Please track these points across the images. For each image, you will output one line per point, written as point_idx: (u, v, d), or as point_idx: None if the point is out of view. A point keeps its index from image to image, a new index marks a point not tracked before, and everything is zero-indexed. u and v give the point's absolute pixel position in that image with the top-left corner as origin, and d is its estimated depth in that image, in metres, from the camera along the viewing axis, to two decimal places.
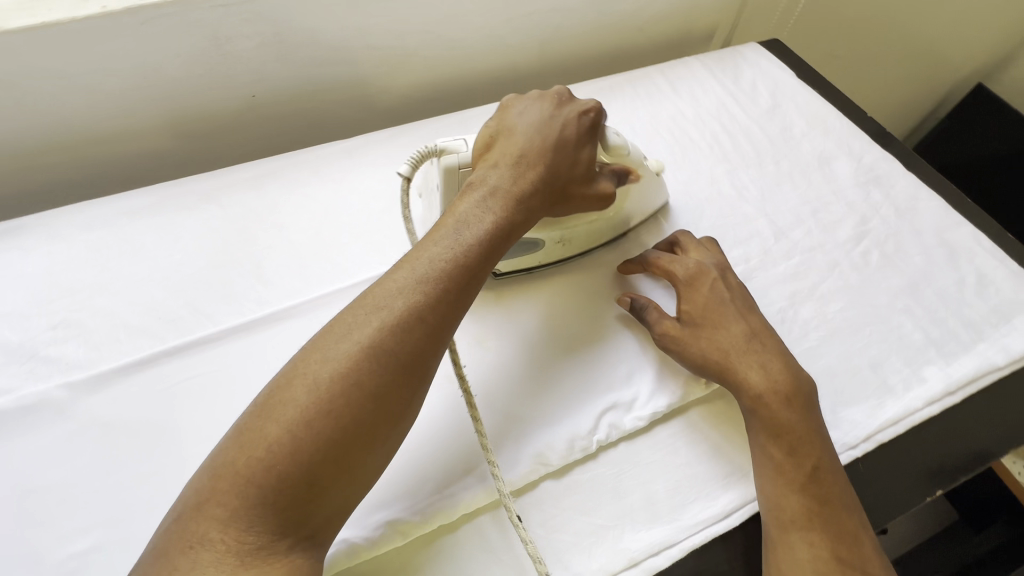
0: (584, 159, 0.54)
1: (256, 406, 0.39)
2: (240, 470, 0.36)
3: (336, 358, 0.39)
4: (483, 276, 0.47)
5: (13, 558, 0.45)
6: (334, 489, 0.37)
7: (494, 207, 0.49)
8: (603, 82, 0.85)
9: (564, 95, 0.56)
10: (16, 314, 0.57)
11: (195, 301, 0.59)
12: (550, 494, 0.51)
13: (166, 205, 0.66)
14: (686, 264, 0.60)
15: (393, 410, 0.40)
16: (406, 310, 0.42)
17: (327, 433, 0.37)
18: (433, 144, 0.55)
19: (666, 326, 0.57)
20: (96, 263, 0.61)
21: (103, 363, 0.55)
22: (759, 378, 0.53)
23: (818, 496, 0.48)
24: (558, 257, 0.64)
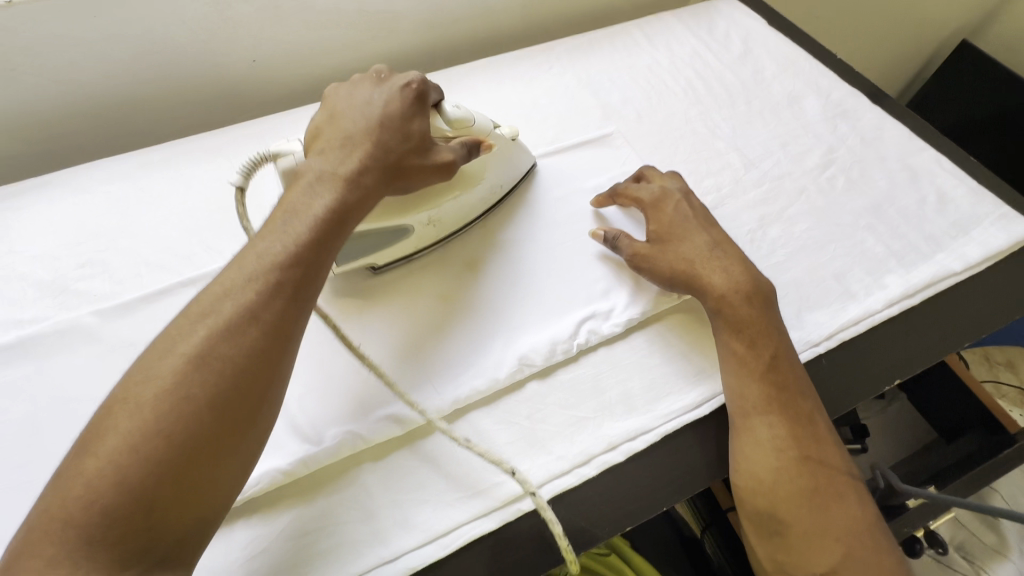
0: (414, 132, 0.54)
1: (77, 444, 0.38)
2: (60, 511, 0.35)
3: (159, 378, 0.39)
4: (319, 266, 0.47)
5: (57, 453, 0.51)
6: (173, 509, 0.37)
7: (325, 191, 0.49)
8: (582, 38, 0.89)
9: (383, 73, 0.58)
10: (47, 255, 0.63)
11: (207, 240, 0.65)
12: (534, 394, 0.55)
13: (177, 159, 0.72)
14: (651, 190, 0.65)
15: (234, 417, 0.40)
16: (231, 312, 0.42)
17: (156, 454, 0.37)
18: (266, 150, 0.54)
19: (637, 247, 0.61)
20: (116, 210, 0.67)
21: (126, 294, 0.61)
22: (721, 281, 0.57)
23: (777, 382, 0.52)
24: (433, 239, 0.64)
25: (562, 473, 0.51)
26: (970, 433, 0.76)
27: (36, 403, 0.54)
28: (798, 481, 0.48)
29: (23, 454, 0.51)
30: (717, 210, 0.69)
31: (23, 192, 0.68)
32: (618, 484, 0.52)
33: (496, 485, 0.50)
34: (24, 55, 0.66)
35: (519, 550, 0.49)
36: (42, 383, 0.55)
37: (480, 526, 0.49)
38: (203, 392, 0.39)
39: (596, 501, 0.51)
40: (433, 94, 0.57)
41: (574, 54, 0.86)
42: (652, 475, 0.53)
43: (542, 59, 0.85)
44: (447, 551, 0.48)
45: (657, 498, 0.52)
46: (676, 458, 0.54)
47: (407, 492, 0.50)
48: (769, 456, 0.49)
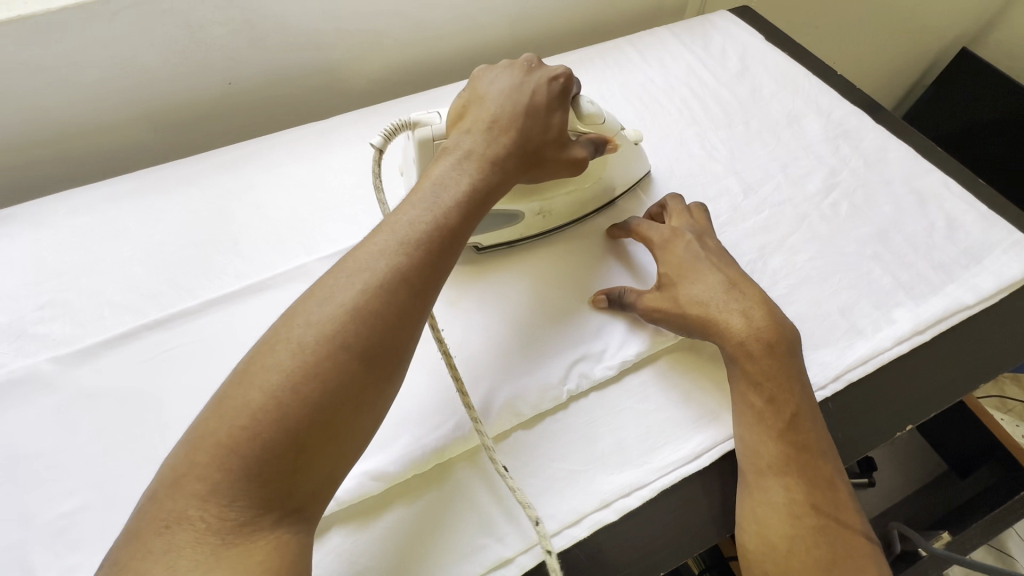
0: (557, 123, 0.54)
1: (238, 372, 0.38)
2: (222, 440, 0.34)
3: (319, 323, 0.38)
4: (465, 237, 0.45)
5: (5, 517, 0.47)
6: (319, 456, 0.36)
7: (471, 171, 0.48)
8: (573, 54, 0.86)
9: (533, 62, 0.56)
10: (4, 296, 0.59)
11: (176, 277, 0.61)
12: (523, 444, 0.52)
13: (147, 189, 0.68)
14: (661, 230, 0.61)
15: (382, 373, 0.39)
16: (388, 268, 0.40)
17: (312, 399, 0.36)
18: (407, 117, 0.54)
19: (646, 297, 0.57)
20: (80, 246, 0.63)
21: (88, 338, 0.57)
22: (740, 326, 0.53)
23: (796, 441, 0.48)
24: (541, 227, 0.64)
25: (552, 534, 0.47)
26: (983, 467, 0.73)
27: None
28: (814, 552, 0.44)
29: None
30: None
31: None
32: (612, 546, 0.48)
33: (483, 548, 0.47)
34: None
35: None
36: None
37: None
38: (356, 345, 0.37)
39: (588, 564, 0.47)
40: (577, 90, 0.57)
41: None
42: (650, 535, 0.49)
43: None
44: None
45: (654, 560, 0.48)
46: (675, 515, 0.50)
47: (387, 557, 0.46)
48: (781, 521, 0.45)
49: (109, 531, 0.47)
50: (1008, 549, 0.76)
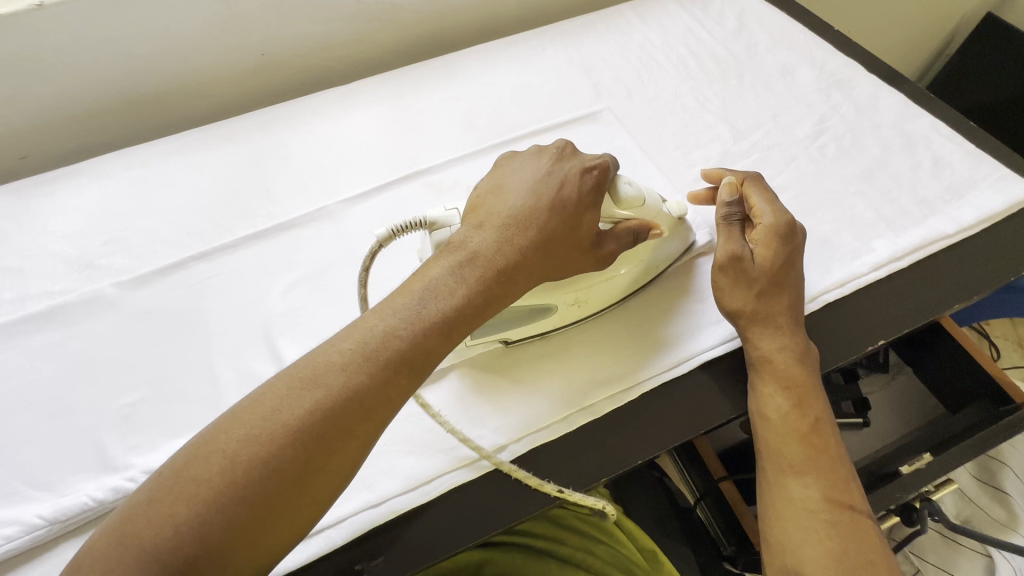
0: (586, 221, 0.51)
1: (173, 470, 0.39)
2: (146, 546, 0.36)
3: (260, 437, 0.39)
4: (438, 357, 0.45)
5: (79, 406, 0.56)
6: (242, 559, 0.38)
7: (470, 279, 0.47)
8: (577, 20, 0.91)
9: (565, 150, 0.55)
10: (75, 235, 0.69)
11: (217, 219, 0.70)
12: (514, 358, 0.58)
13: (191, 145, 0.77)
14: (778, 215, 0.57)
15: (318, 491, 0.40)
16: (343, 388, 0.41)
17: (237, 515, 0.37)
18: (421, 216, 0.51)
19: (728, 253, 0.57)
20: (136, 194, 0.73)
21: (143, 267, 0.66)
22: (776, 340, 0.54)
23: (812, 442, 0.51)
24: (575, 317, 0.59)
25: (529, 433, 0.54)
26: (974, 404, 0.74)
27: (63, 363, 0.59)
28: (827, 545, 0.46)
29: (51, 407, 0.56)
30: (705, 180, 0.70)
31: (57, 178, 0.74)
32: (596, 439, 0.54)
33: (477, 438, 0.53)
34: (57, 54, 0.73)
35: (501, 499, 0.51)
36: (67, 345, 0.60)
37: (459, 476, 0.52)
38: (292, 468, 0.39)
39: (571, 456, 0.53)
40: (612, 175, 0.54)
41: (568, 37, 0.88)
42: (631, 431, 0.55)
43: (536, 42, 0.87)
44: (427, 497, 0.51)
45: (631, 451, 0.53)
46: (654, 414, 0.55)
47: (397, 443, 0.53)
48: (801, 518, 0.48)
49: (165, 418, 0.55)
50: (1004, 487, 0.78)
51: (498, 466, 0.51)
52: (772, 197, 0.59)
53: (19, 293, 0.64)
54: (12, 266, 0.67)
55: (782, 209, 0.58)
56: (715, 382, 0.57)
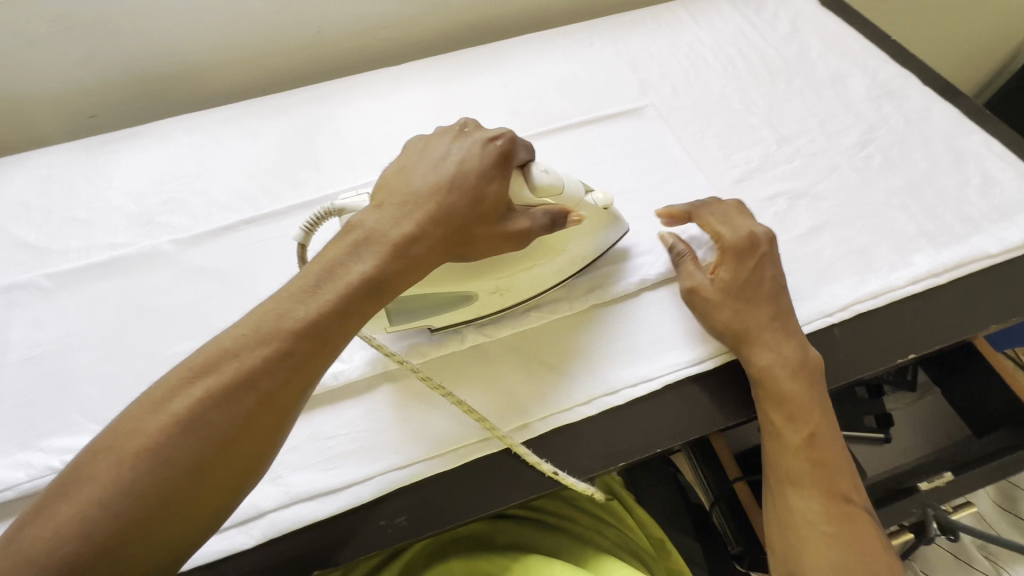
0: (490, 195, 0.50)
1: (65, 471, 0.38)
2: (26, 550, 0.35)
3: (151, 428, 0.38)
4: (339, 339, 0.44)
5: (135, 351, 0.60)
6: (137, 557, 0.36)
7: (368, 256, 0.45)
8: (628, 15, 0.91)
9: (468, 126, 0.54)
10: (137, 192, 0.74)
11: (267, 187, 0.73)
12: (540, 342, 0.61)
13: (247, 115, 0.81)
14: (737, 233, 0.60)
15: (222, 476, 0.39)
16: (237, 371, 0.40)
17: (130, 509, 0.36)
18: (330, 202, 0.51)
19: (696, 283, 0.60)
20: (194, 158, 0.77)
21: (198, 227, 0.70)
22: (771, 355, 0.55)
23: (811, 458, 0.51)
24: (498, 306, 0.60)
25: (556, 412, 0.56)
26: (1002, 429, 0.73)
27: (121, 311, 0.63)
28: (826, 557, 0.47)
29: (110, 349, 0.60)
30: (744, 182, 0.70)
31: (123, 139, 0.79)
32: (617, 425, 0.57)
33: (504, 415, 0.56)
34: (131, 21, 0.78)
35: (523, 473, 0.54)
36: (126, 294, 0.64)
37: (487, 446, 0.55)
38: (186, 457, 0.38)
39: (592, 438, 0.56)
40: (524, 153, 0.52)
41: (618, 31, 0.88)
42: (651, 423, 0.57)
43: (585, 35, 0.88)
44: (453, 464, 0.54)
45: (651, 440, 0.56)
46: (675, 406, 0.57)
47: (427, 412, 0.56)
48: (801, 529, 0.49)
49: None
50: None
51: (515, 449, 0.54)
52: (727, 221, 0.61)
53: (86, 243, 0.69)
54: (80, 217, 0.72)
55: (738, 226, 0.61)
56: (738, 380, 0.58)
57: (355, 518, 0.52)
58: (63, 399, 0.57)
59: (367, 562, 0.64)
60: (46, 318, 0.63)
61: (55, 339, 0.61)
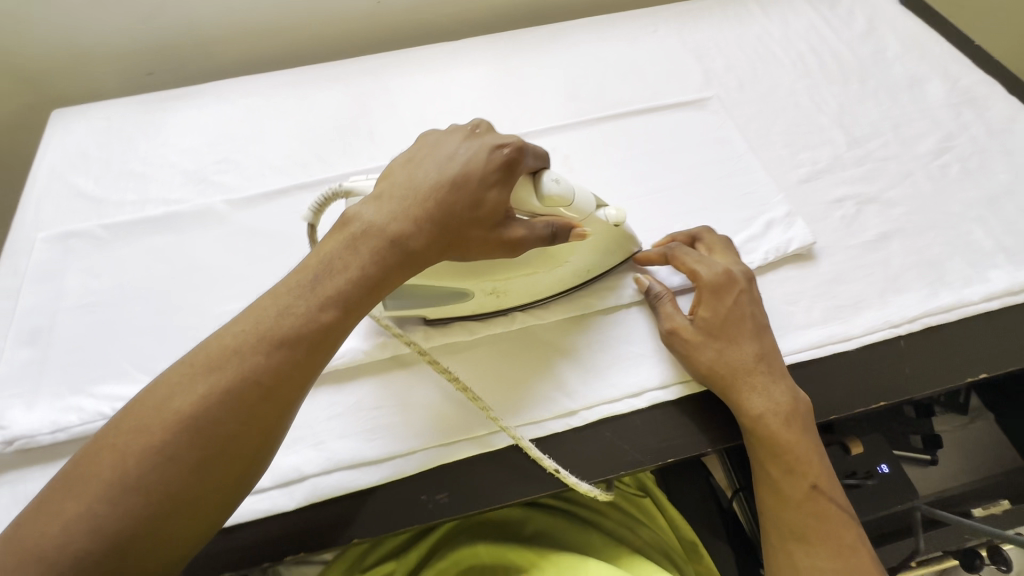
0: (490, 200, 0.47)
1: (65, 471, 0.38)
2: (33, 548, 0.35)
3: (151, 427, 0.38)
4: (338, 335, 0.44)
5: (185, 306, 0.61)
6: (144, 554, 0.37)
7: (363, 252, 0.45)
8: (694, 3, 0.88)
9: (482, 127, 0.51)
10: (193, 150, 0.74)
11: (321, 153, 0.73)
12: (592, 328, 0.60)
13: (303, 81, 0.80)
14: (712, 268, 0.56)
15: (226, 473, 0.39)
16: (239, 369, 0.40)
17: (134, 507, 0.36)
18: (338, 184, 0.51)
19: (676, 324, 0.56)
20: (250, 120, 0.77)
21: (251, 189, 0.70)
22: (762, 402, 0.51)
23: (816, 512, 0.48)
24: (495, 307, 0.59)
25: (597, 403, 0.55)
26: None
27: (174, 265, 0.63)
28: None
29: (162, 302, 0.61)
30: (811, 182, 0.68)
31: (181, 96, 0.79)
32: (669, 419, 0.55)
33: (553, 399, 0.55)
34: None
35: (571, 459, 0.53)
36: (179, 249, 0.65)
37: (529, 431, 0.54)
38: (188, 454, 0.38)
39: (644, 430, 0.55)
40: (536, 163, 0.50)
41: (683, 19, 0.86)
42: (705, 420, 0.55)
43: (649, 21, 0.85)
44: (501, 444, 0.53)
45: (705, 437, 0.54)
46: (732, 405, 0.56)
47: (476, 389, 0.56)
48: None
49: None
50: None
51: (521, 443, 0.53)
52: (710, 256, 0.58)
53: (142, 196, 0.70)
54: (136, 171, 0.72)
55: (716, 262, 0.57)
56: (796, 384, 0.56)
57: (394, 490, 0.52)
58: (113, 348, 0.58)
59: (393, 538, 0.64)
60: (101, 267, 0.63)
61: (109, 287, 0.62)
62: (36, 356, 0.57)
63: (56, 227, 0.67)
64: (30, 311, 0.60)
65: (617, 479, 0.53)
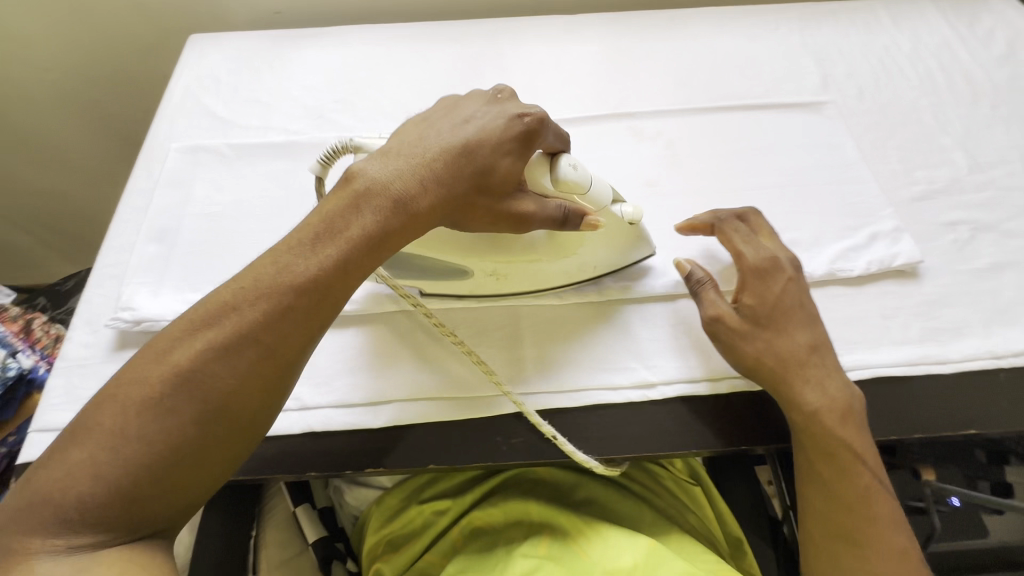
0: (502, 170, 0.49)
1: (75, 421, 0.40)
2: (48, 489, 0.38)
3: (156, 380, 0.40)
4: (340, 293, 0.45)
5: (296, 228, 0.65)
6: (151, 498, 0.39)
7: (366, 214, 0.45)
8: (821, 5, 0.85)
9: (502, 95, 0.53)
10: (314, 87, 0.78)
11: (432, 106, 0.76)
12: (678, 309, 0.60)
13: (422, 37, 0.83)
14: (758, 252, 0.55)
15: (228, 424, 0.41)
16: (238, 325, 0.42)
17: (140, 452, 0.39)
18: (349, 139, 0.51)
19: (721, 310, 0.53)
20: (369, 66, 0.80)
21: (364, 130, 0.73)
22: (817, 398, 0.50)
23: (867, 516, 0.47)
24: (495, 289, 0.59)
25: (679, 382, 0.55)
26: None
27: (289, 190, 0.68)
28: None
29: (275, 221, 0.65)
30: (923, 201, 0.65)
31: (308, 37, 0.84)
32: (746, 408, 0.55)
33: (629, 369, 0.56)
34: None
35: (640, 430, 0.54)
36: (295, 176, 0.69)
37: (605, 396, 0.55)
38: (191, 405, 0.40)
39: (718, 414, 0.54)
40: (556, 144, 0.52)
41: (807, 20, 0.83)
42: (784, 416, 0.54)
43: (771, 18, 0.84)
44: (574, 403, 0.55)
45: (783, 432, 0.53)
46: None
47: (555, 349, 0.57)
48: None
49: None
50: None
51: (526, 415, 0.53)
52: (752, 236, 0.57)
53: (264, 123, 0.74)
54: (260, 99, 0.77)
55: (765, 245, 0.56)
56: (886, 397, 0.54)
57: (470, 428, 0.54)
58: (228, 256, 0.63)
59: (451, 477, 0.67)
60: (222, 182, 0.68)
61: (230, 201, 0.67)
62: (162, 252, 0.63)
63: (186, 141, 0.72)
64: (161, 211, 0.66)
65: (686, 456, 0.53)
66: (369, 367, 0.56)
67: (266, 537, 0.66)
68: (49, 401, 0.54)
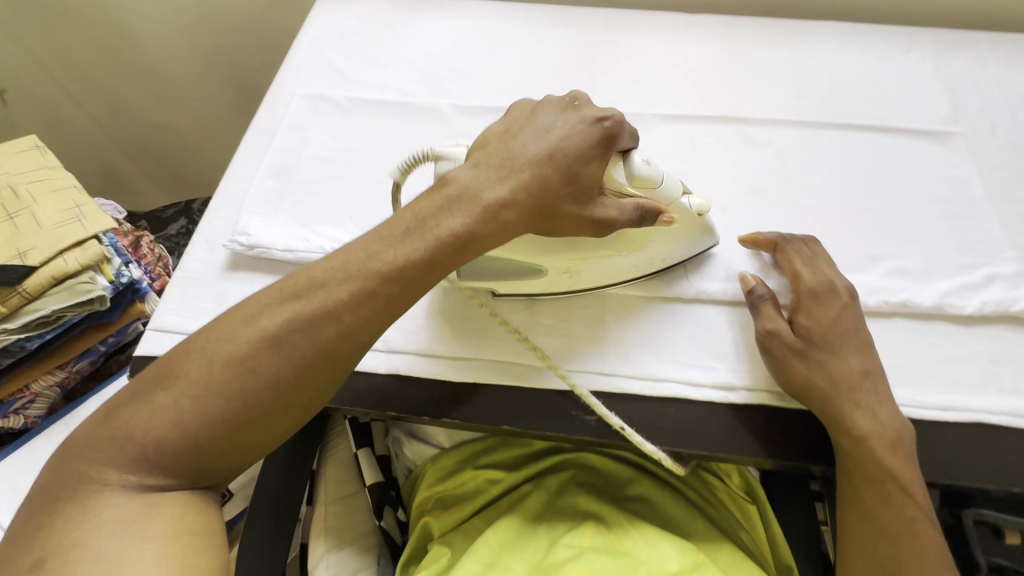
0: (585, 176, 0.50)
1: (158, 365, 0.44)
2: (126, 426, 0.41)
3: (238, 343, 0.43)
4: (418, 284, 0.47)
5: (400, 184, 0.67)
6: (215, 454, 0.42)
7: (457, 211, 0.47)
8: (960, 33, 0.81)
9: (579, 101, 0.55)
10: (431, 55, 0.81)
11: (543, 86, 0.77)
12: None
13: (539, 18, 0.85)
14: (816, 274, 0.55)
15: (294, 394, 0.44)
16: (322, 302, 0.44)
17: (213, 409, 0.42)
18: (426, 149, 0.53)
19: (779, 325, 0.53)
20: (486, 40, 0.82)
21: (474, 100, 0.75)
22: (868, 424, 0.48)
23: (913, 549, 0.46)
24: (567, 287, 0.59)
25: (765, 390, 0.54)
26: None
27: (398, 147, 0.71)
28: None
29: (382, 174, 0.68)
30: None
31: (431, 6, 0.87)
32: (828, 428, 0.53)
33: (710, 368, 0.55)
34: None
35: (714, 431, 0.53)
36: (405, 135, 0.72)
37: (685, 390, 0.55)
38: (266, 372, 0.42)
39: (798, 429, 0.53)
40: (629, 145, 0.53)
41: (943, 47, 0.79)
42: None
43: (904, 40, 0.80)
44: (652, 392, 0.55)
45: None
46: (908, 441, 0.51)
47: (635, 336, 0.57)
48: None
49: None
50: None
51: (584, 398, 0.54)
52: (812, 258, 0.56)
53: (381, 82, 0.78)
54: (379, 59, 0.80)
55: (826, 270, 0.56)
56: (986, 444, 0.51)
57: (546, 397, 0.55)
58: (336, 199, 0.66)
59: (508, 448, 0.69)
60: (338, 131, 0.72)
61: (342, 150, 0.70)
62: (277, 187, 0.67)
63: (309, 89, 0.77)
64: (281, 150, 0.70)
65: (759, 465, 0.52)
66: (455, 324, 0.59)
67: (325, 473, 0.69)
68: (166, 305, 0.59)
